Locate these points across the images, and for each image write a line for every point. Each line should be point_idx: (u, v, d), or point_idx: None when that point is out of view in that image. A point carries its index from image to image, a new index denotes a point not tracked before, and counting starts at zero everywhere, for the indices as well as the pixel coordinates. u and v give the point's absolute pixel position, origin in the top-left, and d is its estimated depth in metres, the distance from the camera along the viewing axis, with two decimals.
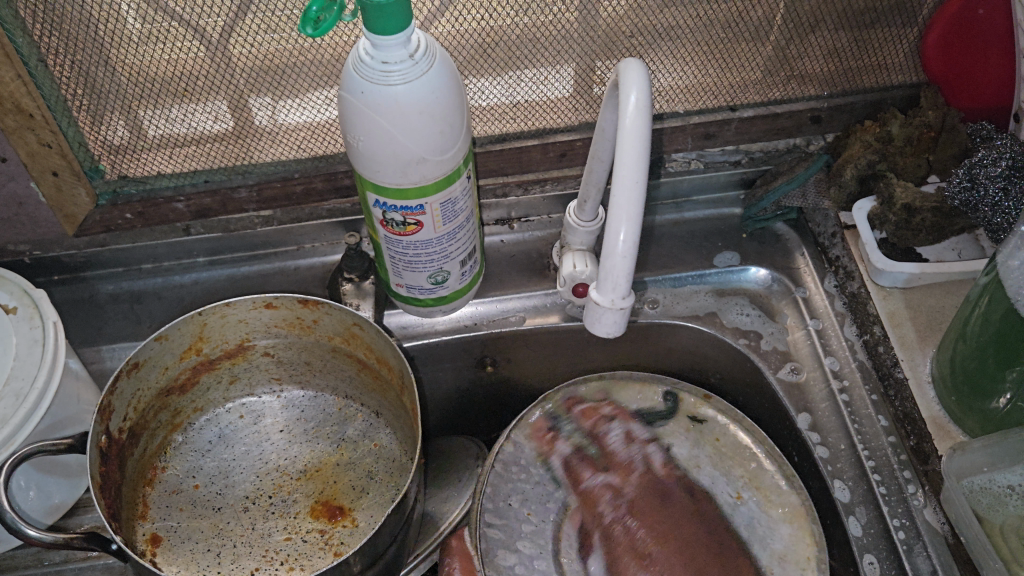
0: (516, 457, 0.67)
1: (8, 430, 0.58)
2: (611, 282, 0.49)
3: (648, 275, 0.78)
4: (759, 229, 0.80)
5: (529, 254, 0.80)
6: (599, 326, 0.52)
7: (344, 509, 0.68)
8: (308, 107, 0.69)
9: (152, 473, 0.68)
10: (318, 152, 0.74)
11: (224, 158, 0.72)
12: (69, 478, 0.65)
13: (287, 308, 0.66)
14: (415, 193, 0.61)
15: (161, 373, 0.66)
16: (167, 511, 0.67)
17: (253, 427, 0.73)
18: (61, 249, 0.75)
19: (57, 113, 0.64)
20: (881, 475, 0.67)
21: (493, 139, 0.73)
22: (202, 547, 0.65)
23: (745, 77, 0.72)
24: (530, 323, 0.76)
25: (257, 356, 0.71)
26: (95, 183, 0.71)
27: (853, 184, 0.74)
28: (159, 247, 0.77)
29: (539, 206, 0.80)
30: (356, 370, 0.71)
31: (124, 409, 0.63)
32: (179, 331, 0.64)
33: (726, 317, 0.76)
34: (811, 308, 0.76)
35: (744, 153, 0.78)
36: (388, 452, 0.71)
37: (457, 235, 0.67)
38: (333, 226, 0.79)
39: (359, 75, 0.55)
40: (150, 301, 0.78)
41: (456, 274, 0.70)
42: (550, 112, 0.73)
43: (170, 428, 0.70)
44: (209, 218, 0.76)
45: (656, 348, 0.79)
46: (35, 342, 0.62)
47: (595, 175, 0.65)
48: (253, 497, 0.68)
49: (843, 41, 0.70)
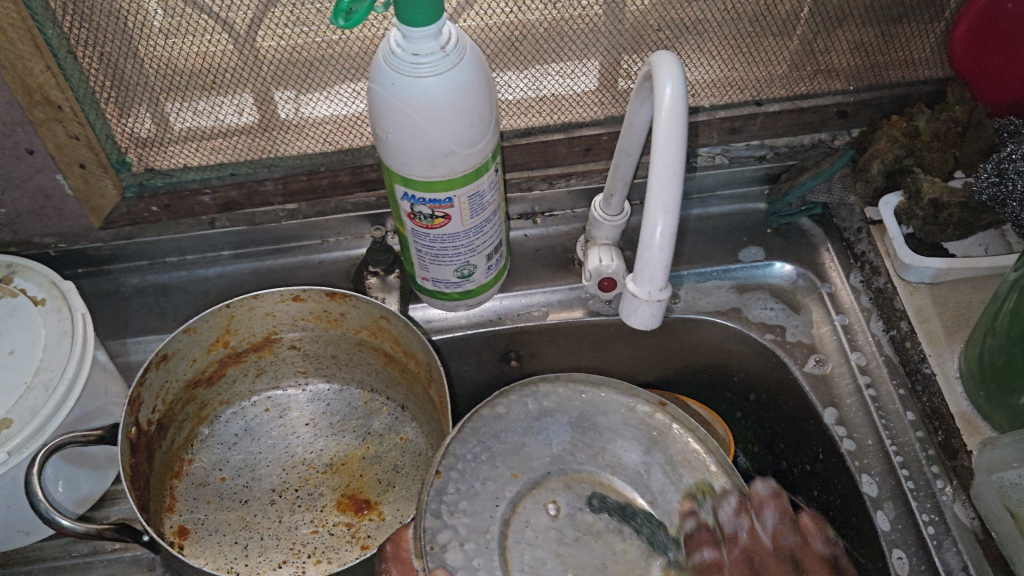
0: (476, 444, 0.55)
1: (37, 422, 0.58)
2: (647, 275, 0.49)
3: (680, 268, 0.77)
4: (784, 224, 0.80)
5: (554, 249, 0.80)
6: (635, 318, 0.52)
7: (371, 503, 0.68)
8: (335, 100, 0.69)
9: (179, 466, 0.68)
10: (344, 146, 0.73)
11: (250, 151, 0.72)
12: (96, 470, 0.65)
13: (315, 301, 0.66)
14: (444, 186, 0.61)
15: (189, 365, 0.66)
16: (194, 503, 0.67)
17: (279, 420, 0.73)
18: (86, 242, 0.75)
19: (85, 105, 0.64)
20: (909, 470, 0.66)
21: (519, 133, 0.73)
22: (229, 539, 0.65)
23: (772, 72, 0.72)
24: (556, 317, 0.76)
25: (283, 349, 0.71)
26: (122, 175, 0.71)
27: (880, 179, 0.74)
28: (185, 240, 0.77)
29: (563, 201, 0.80)
30: (382, 364, 0.71)
31: (152, 401, 0.63)
32: (206, 323, 0.64)
33: (749, 313, 0.76)
34: (837, 303, 0.76)
35: (769, 148, 0.78)
36: (413, 446, 0.71)
37: (484, 228, 0.67)
38: (357, 220, 0.79)
39: (390, 67, 0.55)
40: (175, 294, 0.78)
41: (482, 268, 0.70)
42: (576, 106, 0.73)
43: (196, 421, 0.70)
44: (234, 212, 0.76)
45: (681, 344, 0.79)
46: (64, 334, 0.62)
47: (622, 169, 0.65)
48: (279, 490, 0.68)
49: (870, 36, 0.70)
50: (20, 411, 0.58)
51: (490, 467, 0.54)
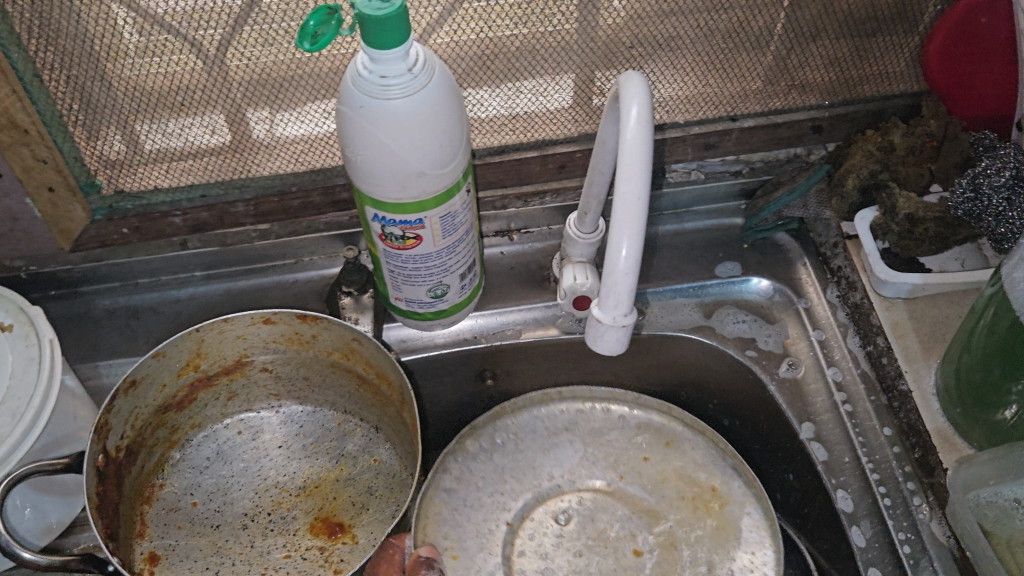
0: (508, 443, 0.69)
1: (2, 450, 0.57)
2: (613, 298, 0.49)
3: (650, 287, 0.77)
4: (761, 240, 0.80)
5: (529, 266, 0.80)
6: (601, 344, 0.51)
7: (344, 526, 0.67)
8: (306, 120, 0.69)
9: (149, 491, 0.68)
10: (316, 165, 0.73)
11: (221, 172, 0.71)
12: (65, 497, 0.64)
13: (285, 324, 0.65)
14: (414, 207, 0.61)
15: (159, 390, 0.65)
16: (165, 529, 0.66)
17: (252, 443, 0.72)
18: (56, 264, 0.74)
19: (52, 127, 0.63)
20: (886, 487, 0.66)
21: (493, 151, 0.73)
22: (200, 565, 0.65)
23: (746, 87, 0.72)
24: (529, 335, 0.76)
25: (255, 372, 0.70)
26: (91, 198, 0.70)
27: (854, 194, 0.74)
28: (156, 261, 0.76)
29: (538, 218, 0.80)
30: (355, 386, 0.70)
31: (121, 427, 0.62)
32: (176, 347, 0.63)
33: (721, 325, 0.76)
34: (814, 319, 0.75)
35: (744, 163, 0.77)
36: (387, 467, 0.70)
37: (456, 248, 0.66)
38: (331, 239, 0.79)
39: (357, 89, 0.55)
40: (147, 316, 0.77)
41: (456, 288, 0.70)
42: (550, 123, 0.72)
43: (167, 445, 0.69)
44: (205, 232, 0.75)
45: (658, 361, 0.79)
46: (31, 360, 0.61)
47: (595, 187, 0.64)
48: (251, 514, 0.68)
49: (844, 50, 0.70)
50: None
51: (486, 470, 0.68)
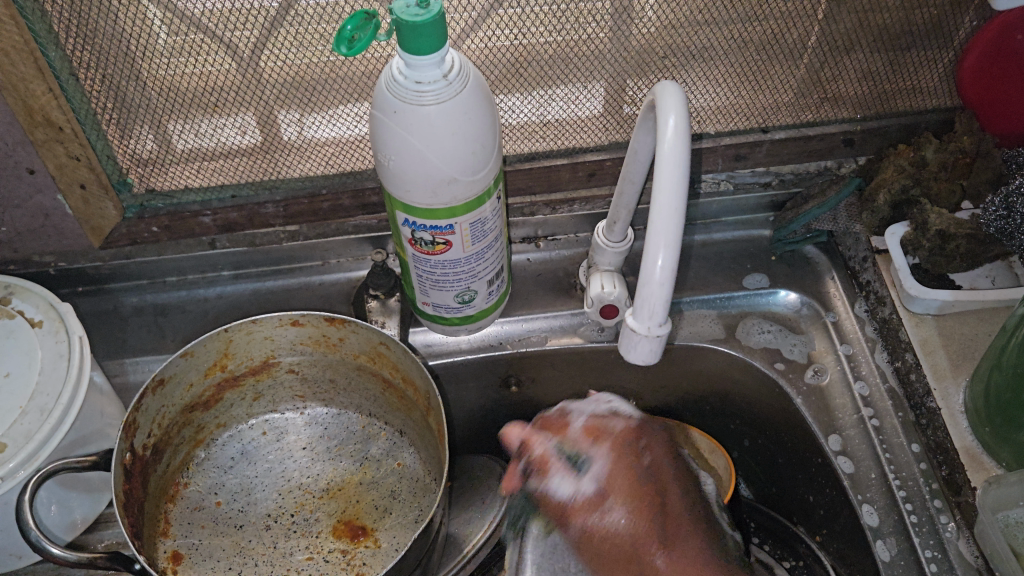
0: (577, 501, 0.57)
1: (30, 447, 0.57)
2: (647, 309, 0.49)
3: (685, 296, 0.76)
4: (789, 252, 0.79)
5: (556, 273, 0.79)
6: (634, 354, 0.51)
7: (367, 529, 0.67)
8: (337, 123, 0.69)
9: (174, 489, 0.68)
10: (346, 168, 0.73)
11: (252, 173, 0.71)
12: (91, 493, 0.65)
13: (314, 326, 0.65)
14: (445, 213, 0.61)
15: (186, 389, 0.65)
16: (189, 528, 0.66)
17: (276, 444, 0.72)
18: (85, 260, 0.75)
19: (86, 125, 0.64)
20: (912, 505, 0.65)
21: (523, 158, 0.73)
22: (223, 565, 0.65)
23: (779, 99, 0.72)
24: (555, 342, 0.76)
25: (281, 373, 0.70)
26: (122, 196, 0.71)
27: (885, 209, 0.73)
28: (185, 260, 0.77)
29: (565, 225, 0.79)
30: (381, 390, 0.70)
31: (148, 426, 0.62)
32: (205, 348, 0.63)
33: (744, 334, 0.76)
34: (841, 334, 0.75)
35: (774, 174, 0.77)
36: (410, 472, 0.70)
37: (485, 254, 0.66)
38: (358, 241, 0.79)
39: (391, 94, 0.55)
40: (174, 314, 0.78)
41: (483, 294, 0.70)
42: (580, 131, 0.72)
43: (193, 444, 0.69)
44: (235, 232, 0.75)
45: (683, 372, 0.78)
46: (60, 357, 0.62)
47: (625, 198, 0.65)
48: (275, 515, 0.68)
49: (878, 64, 0.69)
50: (14, 436, 0.58)
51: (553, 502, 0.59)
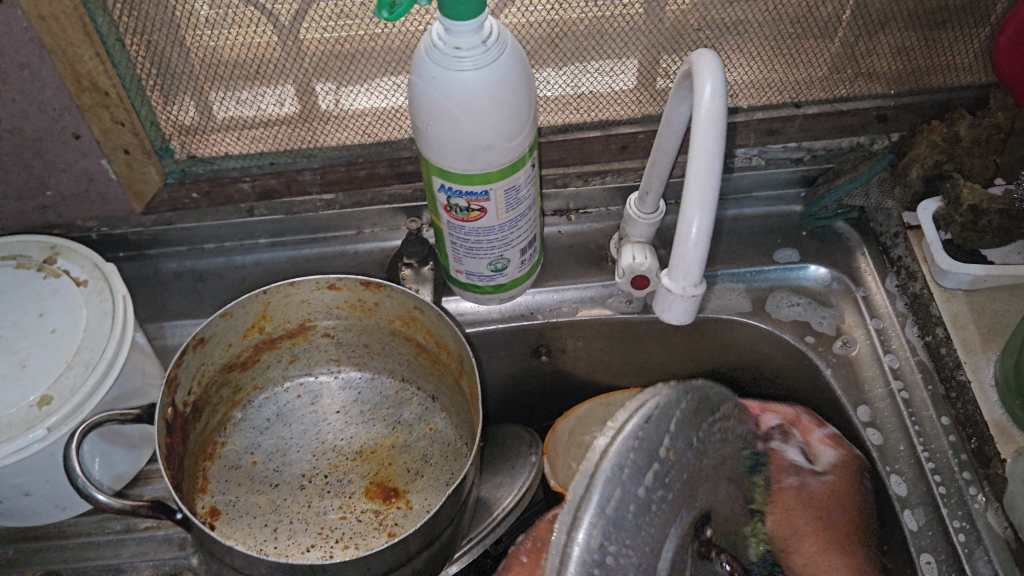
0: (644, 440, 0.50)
1: (75, 400, 0.59)
2: (683, 269, 0.50)
3: (719, 267, 0.77)
4: (820, 227, 0.79)
5: (587, 245, 0.80)
6: (668, 314, 0.52)
7: (399, 491, 0.69)
8: (375, 93, 0.70)
9: (212, 448, 0.70)
10: (382, 138, 0.74)
11: (290, 141, 0.73)
12: (130, 448, 0.67)
13: (349, 290, 0.67)
14: (480, 179, 0.62)
15: (225, 350, 0.66)
16: (226, 485, 0.68)
17: (311, 406, 0.73)
18: (127, 226, 0.76)
19: (131, 91, 0.66)
20: (941, 476, 0.66)
21: (556, 129, 0.74)
22: (259, 522, 0.66)
23: (812, 74, 0.72)
24: (586, 313, 0.76)
25: (317, 337, 0.72)
26: (164, 162, 0.72)
27: (918, 184, 0.73)
28: (223, 227, 0.78)
29: (598, 198, 0.80)
30: (414, 354, 0.71)
31: (188, 383, 0.63)
32: (243, 309, 0.65)
33: (772, 308, 0.76)
34: (872, 308, 0.75)
35: (807, 150, 0.77)
36: (442, 436, 0.72)
37: (519, 222, 0.67)
38: (393, 211, 0.80)
39: (431, 61, 0.56)
40: (212, 280, 0.79)
41: (516, 262, 0.71)
42: (614, 103, 0.73)
43: (231, 404, 0.71)
44: (273, 200, 0.77)
45: (714, 346, 0.78)
46: (104, 315, 0.63)
47: (658, 167, 0.66)
48: (309, 475, 0.70)
49: (913, 40, 0.70)
50: (60, 389, 0.60)
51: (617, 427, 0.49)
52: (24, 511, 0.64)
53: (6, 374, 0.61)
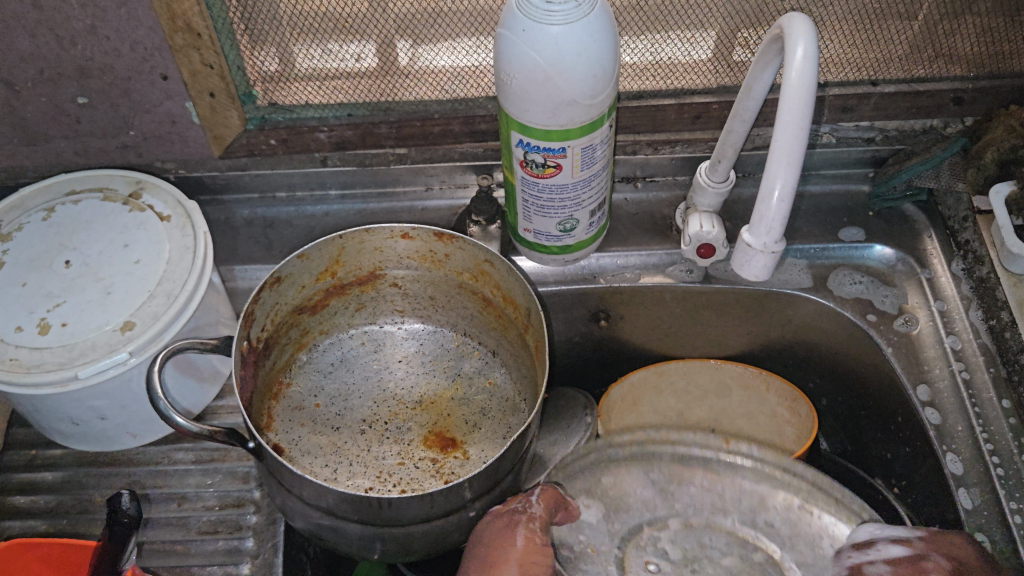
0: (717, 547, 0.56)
1: (157, 327, 0.61)
2: (765, 226, 0.52)
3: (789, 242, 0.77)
4: (887, 208, 0.79)
5: (652, 214, 0.81)
6: (748, 268, 0.55)
7: (456, 442, 0.69)
8: (457, 50, 0.71)
9: (278, 388, 0.71)
10: (459, 96, 0.75)
11: (370, 94, 0.74)
12: (201, 382, 0.69)
13: (422, 240, 0.68)
14: (560, 135, 0.63)
15: (298, 291, 0.68)
16: (290, 424, 0.70)
17: (374, 354, 0.75)
18: (204, 170, 0.78)
19: (222, 34, 0.67)
20: (999, 457, 0.66)
21: (631, 96, 0.75)
22: (320, 462, 0.68)
23: (891, 52, 0.72)
24: (648, 279, 0.77)
25: (385, 286, 0.73)
26: (247, 107, 0.74)
27: (992, 168, 0.72)
28: (296, 176, 0.80)
29: (665, 167, 0.81)
30: (479, 309, 0.73)
31: (263, 320, 0.65)
32: (319, 252, 0.66)
33: (834, 283, 0.76)
34: (936, 290, 0.75)
35: (879, 130, 0.78)
36: (501, 391, 0.73)
37: (592, 182, 0.68)
38: (463, 169, 0.81)
39: (522, 13, 0.57)
40: (282, 228, 0.81)
41: (584, 224, 0.72)
42: (691, 72, 0.73)
43: (297, 346, 0.73)
44: (346, 151, 0.78)
45: (772, 321, 0.79)
46: (186, 250, 0.66)
47: (734, 135, 0.66)
48: (369, 421, 0.71)
49: (998, 22, 0.70)
50: (143, 316, 0.62)
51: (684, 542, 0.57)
52: (97, 435, 0.67)
53: (91, 300, 0.63)
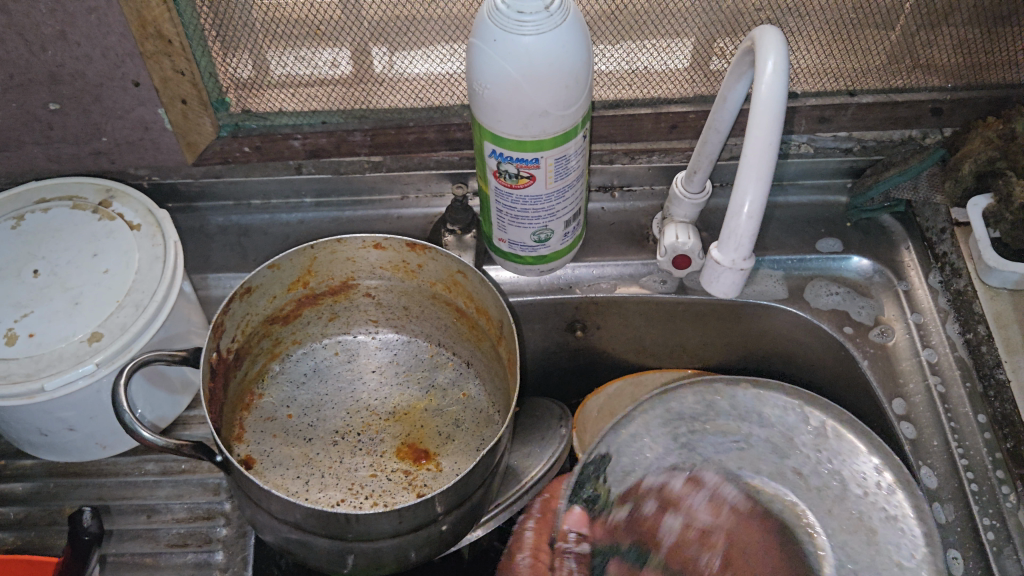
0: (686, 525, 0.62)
1: (124, 338, 0.61)
2: (735, 242, 0.53)
3: (768, 254, 0.76)
4: (864, 219, 0.79)
5: (629, 223, 0.80)
6: (716, 285, 0.56)
7: (429, 454, 0.69)
8: (432, 59, 0.70)
9: (249, 399, 0.71)
10: (434, 104, 0.75)
11: (344, 101, 0.74)
12: (171, 394, 0.69)
13: (395, 250, 0.67)
14: (532, 146, 0.62)
15: (269, 301, 0.67)
16: (261, 436, 0.69)
17: (348, 364, 0.75)
18: (178, 177, 0.78)
19: (193, 40, 0.66)
20: (974, 473, 0.65)
21: (608, 105, 0.74)
22: (292, 473, 0.67)
23: (868, 63, 0.71)
24: (625, 289, 0.76)
25: (358, 296, 0.73)
26: (219, 114, 0.73)
27: (970, 180, 0.73)
28: (271, 183, 0.80)
29: (643, 177, 0.80)
30: (453, 319, 0.72)
31: (233, 330, 0.64)
32: (290, 262, 0.65)
33: (811, 295, 0.75)
34: (913, 303, 0.75)
35: (857, 141, 0.77)
36: (476, 402, 0.72)
37: (566, 193, 0.67)
38: (439, 177, 0.80)
39: (493, 23, 0.56)
40: (257, 236, 0.81)
41: (559, 235, 0.71)
42: (667, 82, 0.73)
43: (269, 357, 0.72)
44: (321, 159, 0.78)
45: (749, 333, 0.78)
46: (155, 259, 0.65)
47: (708, 146, 0.65)
48: (342, 432, 0.70)
49: (974, 34, 0.69)
50: (110, 327, 0.61)
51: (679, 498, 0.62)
52: (65, 446, 0.66)
53: (59, 310, 0.62)
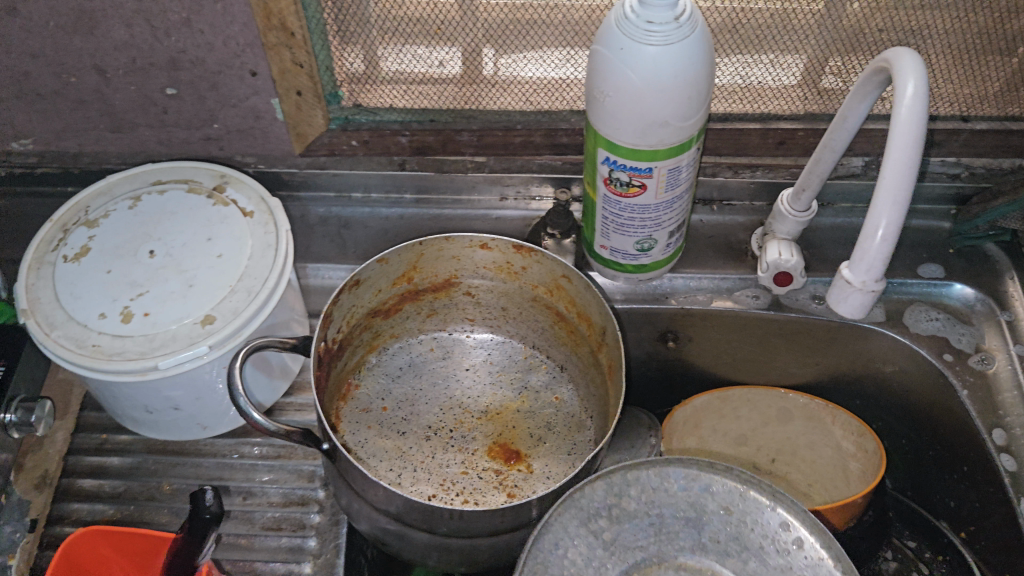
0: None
1: (237, 323, 0.62)
2: (865, 265, 0.55)
3: None
4: (968, 247, 0.78)
5: (727, 237, 0.80)
6: (845, 304, 0.60)
7: (520, 455, 0.69)
8: (545, 63, 0.71)
9: (346, 389, 0.72)
10: (543, 108, 0.75)
11: (453, 101, 0.74)
12: (272, 380, 0.70)
13: (500, 252, 0.68)
14: (647, 156, 0.62)
15: (374, 294, 0.68)
16: (356, 427, 0.70)
17: (442, 361, 0.75)
18: (283, 166, 0.79)
19: (315, 35, 0.68)
20: None
21: (716, 118, 0.74)
22: (385, 465, 0.68)
23: (985, 89, 0.71)
24: (720, 302, 0.76)
25: (458, 295, 0.74)
26: (331, 108, 0.75)
27: None
28: (373, 177, 0.81)
29: (744, 191, 0.80)
30: (551, 323, 0.73)
31: (340, 321, 0.65)
32: (398, 257, 0.66)
33: (908, 319, 0.75)
34: (1016, 334, 0.73)
35: (965, 167, 0.76)
36: (567, 407, 0.73)
37: (674, 205, 0.67)
38: (541, 180, 0.81)
39: (620, 31, 0.56)
40: (357, 229, 0.82)
41: (662, 245, 0.71)
42: (777, 97, 0.73)
43: (368, 349, 0.73)
44: (426, 156, 0.79)
45: (844, 354, 0.78)
46: (268, 247, 0.66)
47: (822, 165, 0.65)
48: (435, 428, 0.71)
49: None
50: (224, 312, 0.62)
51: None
52: (168, 424, 0.68)
53: (173, 292, 0.64)
